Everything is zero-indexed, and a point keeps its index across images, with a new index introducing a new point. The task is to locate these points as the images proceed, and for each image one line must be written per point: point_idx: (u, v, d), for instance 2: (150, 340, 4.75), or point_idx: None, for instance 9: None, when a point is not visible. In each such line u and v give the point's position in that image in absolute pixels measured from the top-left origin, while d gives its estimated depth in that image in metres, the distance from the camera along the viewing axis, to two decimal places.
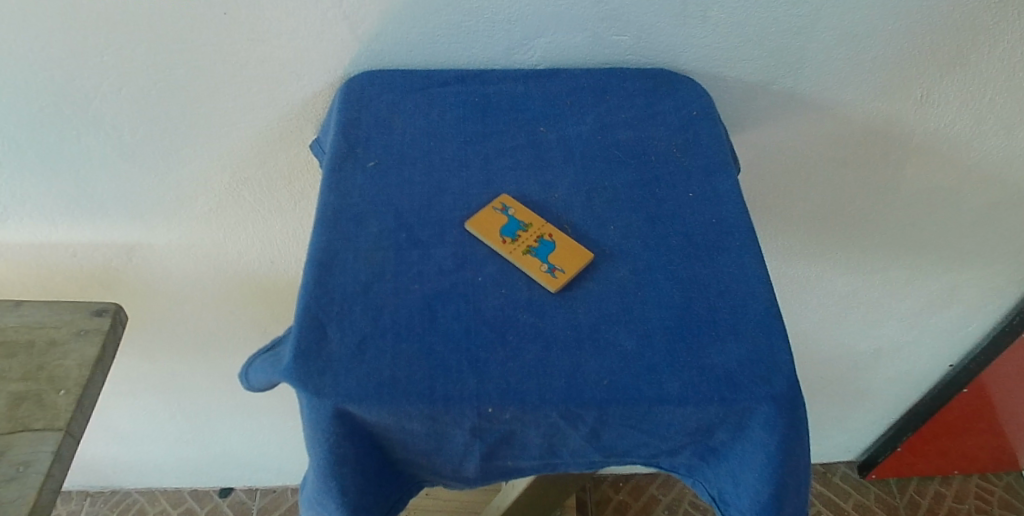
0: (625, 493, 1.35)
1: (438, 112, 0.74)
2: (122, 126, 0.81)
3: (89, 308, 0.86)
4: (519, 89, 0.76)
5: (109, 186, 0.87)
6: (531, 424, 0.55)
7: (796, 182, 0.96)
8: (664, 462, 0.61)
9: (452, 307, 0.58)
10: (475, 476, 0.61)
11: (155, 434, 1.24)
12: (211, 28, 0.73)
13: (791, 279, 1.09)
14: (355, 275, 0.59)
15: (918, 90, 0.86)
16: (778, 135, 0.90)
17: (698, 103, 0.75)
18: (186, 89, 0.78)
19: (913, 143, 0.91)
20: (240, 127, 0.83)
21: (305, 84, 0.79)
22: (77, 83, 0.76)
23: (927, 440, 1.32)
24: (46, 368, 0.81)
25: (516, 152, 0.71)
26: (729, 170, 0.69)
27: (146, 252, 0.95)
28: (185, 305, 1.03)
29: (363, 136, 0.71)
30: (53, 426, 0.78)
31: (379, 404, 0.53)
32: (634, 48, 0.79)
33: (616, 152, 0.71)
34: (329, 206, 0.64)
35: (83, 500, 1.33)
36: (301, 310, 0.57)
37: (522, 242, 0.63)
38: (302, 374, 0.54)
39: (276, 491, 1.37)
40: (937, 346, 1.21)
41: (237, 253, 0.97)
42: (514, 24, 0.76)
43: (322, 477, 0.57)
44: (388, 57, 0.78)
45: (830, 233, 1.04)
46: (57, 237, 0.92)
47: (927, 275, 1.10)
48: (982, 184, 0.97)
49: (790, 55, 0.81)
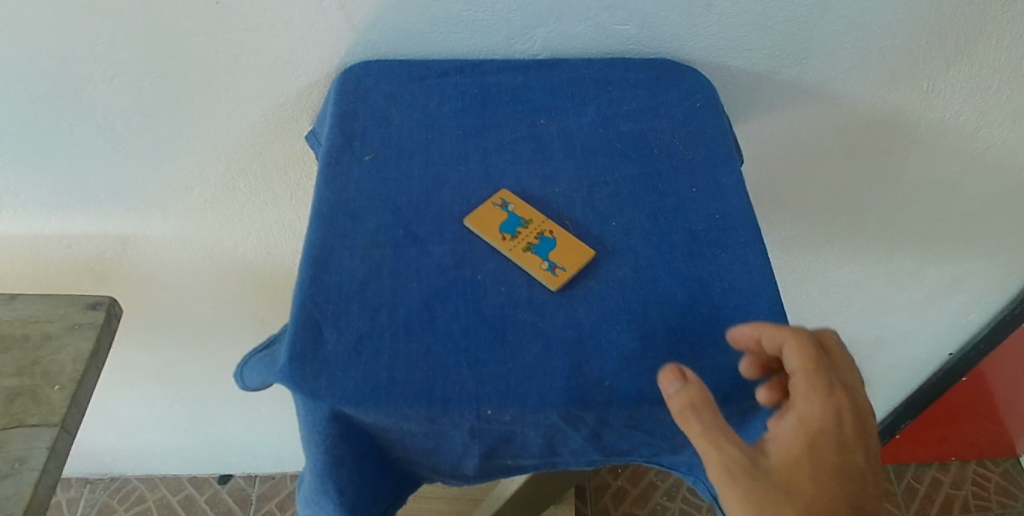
0: (624, 479, 1.35)
1: (436, 104, 0.72)
2: (114, 117, 0.79)
3: (84, 301, 0.85)
4: (519, 80, 0.75)
5: (103, 178, 0.86)
6: (531, 425, 0.54)
7: (799, 173, 0.95)
8: (666, 460, 0.61)
9: (450, 306, 0.57)
10: (474, 474, 0.61)
11: (154, 422, 1.23)
12: (203, 18, 0.71)
13: (792, 268, 1.08)
14: (352, 273, 0.58)
15: (924, 79, 0.84)
16: (782, 125, 0.88)
17: (701, 94, 0.74)
18: (179, 79, 0.76)
19: (917, 133, 0.90)
20: (234, 117, 0.81)
21: (302, 74, 0.78)
22: (67, 74, 0.74)
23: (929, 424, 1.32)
24: (41, 362, 0.80)
25: (516, 145, 0.70)
26: (732, 164, 0.67)
27: (140, 243, 0.94)
28: (182, 295, 1.02)
29: (359, 128, 0.69)
30: (49, 422, 0.77)
31: (376, 407, 0.52)
32: (638, 37, 0.78)
33: (618, 145, 0.70)
34: (325, 202, 0.63)
35: (83, 487, 1.33)
36: (297, 309, 0.56)
37: (522, 239, 0.62)
38: (297, 376, 0.53)
39: (274, 478, 1.37)
40: (939, 335, 1.20)
41: (233, 244, 0.95)
42: (513, 13, 0.74)
43: (320, 476, 0.56)
44: (384, 46, 0.76)
45: (832, 223, 1.03)
46: (51, 229, 0.91)
47: (929, 264, 1.09)
48: (987, 175, 0.96)
49: (796, 44, 0.79)
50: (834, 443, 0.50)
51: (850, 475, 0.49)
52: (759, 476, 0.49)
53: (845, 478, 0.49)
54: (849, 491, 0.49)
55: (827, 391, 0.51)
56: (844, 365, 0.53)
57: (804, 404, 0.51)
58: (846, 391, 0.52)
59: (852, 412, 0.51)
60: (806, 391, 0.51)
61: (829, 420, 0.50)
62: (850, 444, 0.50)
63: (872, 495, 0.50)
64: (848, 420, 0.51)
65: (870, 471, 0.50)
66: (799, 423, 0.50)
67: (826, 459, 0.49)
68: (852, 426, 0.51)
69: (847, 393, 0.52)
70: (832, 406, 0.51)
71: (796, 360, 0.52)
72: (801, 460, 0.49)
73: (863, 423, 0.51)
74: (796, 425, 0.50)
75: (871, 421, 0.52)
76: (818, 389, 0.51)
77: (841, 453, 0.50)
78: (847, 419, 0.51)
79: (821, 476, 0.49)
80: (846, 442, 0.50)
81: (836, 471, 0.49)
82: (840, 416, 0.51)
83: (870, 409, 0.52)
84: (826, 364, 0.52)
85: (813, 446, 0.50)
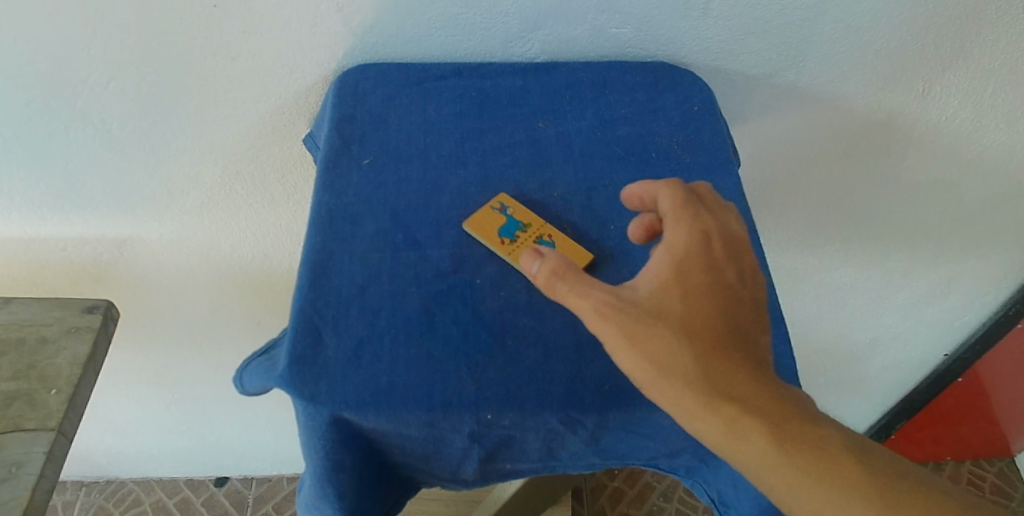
0: (620, 480, 1.35)
1: (435, 107, 0.72)
2: (111, 120, 0.79)
3: (80, 305, 0.85)
4: (517, 83, 0.75)
5: (99, 181, 0.85)
6: (531, 429, 0.55)
7: (796, 175, 0.95)
8: (664, 464, 0.61)
9: (450, 311, 0.57)
10: (473, 478, 0.61)
11: (150, 425, 1.23)
12: (200, 21, 0.71)
13: (789, 270, 1.08)
14: (351, 277, 0.58)
15: (920, 83, 0.85)
16: (779, 128, 0.89)
17: (699, 97, 0.74)
18: (176, 82, 0.76)
19: (913, 135, 0.90)
20: (232, 120, 0.81)
21: (300, 77, 0.78)
22: (64, 77, 0.74)
23: (928, 422, 1.33)
24: (37, 366, 0.80)
25: (514, 149, 0.70)
26: (730, 168, 0.68)
27: (137, 245, 0.94)
28: (179, 298, 1.01)
29: (358, 131, 0.69)
30: (46, 426, 0.77)
31: (376, 412, 0.52)
32: (636, 40, 0.78)
33: (616, 148, 0.70)
34: (324, 206, 0.63)
35: (78, 491, 1.32)
36: (296, 313, 0.56)
37: (522, 243, 0.61)
38: (297, 381, 0.53)
39: (271, 480, 1.36)
40: (934, 337, 1.21)
41: (230, 246, 0.95)
42: (511, 16, 0.74)
43: (319, 481, 0.56)
44: (382, 49, 0.76)
45: (828, 225, 1.03)
46: (47, 232, 0.90)
47: (925, 266, 1.10)
48: (982, 178, 0.96)
49: (793, 47, 0.80)
50: (704, 266, 0.53)
51: (725, 295, 0.52)
52: (634, 309, 0.51)
53: (719, 297, 0.52)
54: (724, 312, 0.52)
55: (691, 218, 0.55)
56: (716, 207, 0.56)
57: (673, 234, 0.54)
58: (710, 219, 0.55)
59: (719, 238, 0.54)
60: (674, 223, 0.55)
61: (695, 246, 0.54)
62: (719, 264, 0.53)
63: (745, 314, 0.52)
64: (715, 242, 0.54)
65: (742, 294, 0.53)
66: (667, 252, 0.54)
67: (697, 282, 0.52)
68: (720, 248, 0.54)
69: (713, 224, 0.55)
70: (697, 229, 0.54)
71: (667, 198, 0.56)
72: (673, 286, 0.52)
73: (734, 247, 0.54)
74: (666, 255, 0.54)
75: (744, 246, 0.55)
76: (683, 218, 0.55)
77: (710, 273, 0.53)
78: (712, 241, 0.54)
79: (694, 301, 0.52)
80: (716, 265, 0.53)
81: (709, 292, 0.52)
82: (704, 240, 0.54)
83: (738, 238, 0.55)
84: (696, 201, 0.56)
85: (683, 271, 0.53)
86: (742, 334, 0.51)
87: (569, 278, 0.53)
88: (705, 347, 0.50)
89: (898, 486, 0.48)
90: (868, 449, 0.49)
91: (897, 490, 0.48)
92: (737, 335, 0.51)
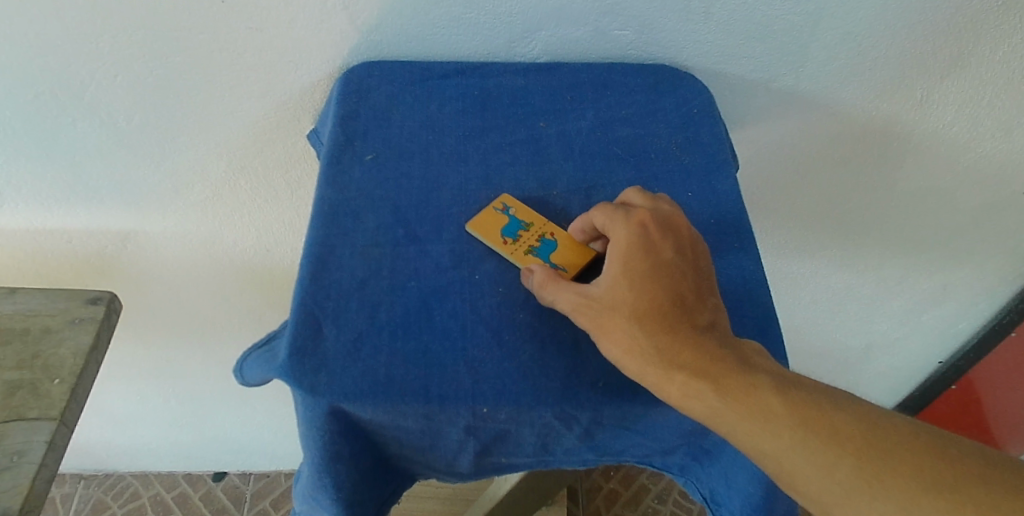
0: (616, 482, 1.36)
1: (437, 105, 0.73)
2: (118, 113, 0.80)
3: (83, 296, 0.86)
4: (520, 82, 0.76)
5: (104, 174, 0.86)
6: (526, 423, 0.55)
7: (794, 179, 0.96)
8: (658, 461, 0.62)
9: (448, 305, 0.58)
10: (468, 471, 0.62)
11: (149, 418, 1.24)
12: (207, 16, 0.72)
13: (786, 273, 1.09)
14: (352, 271, 0.59)
15: (918, 89, 0.85)
16: (778, 132, 0.90)
17: (698, 100, 0.75)
18: (182, 77, 0.77)
19: (911, 141, 0.91)
20: (238, 116, 0.82)
21: (304, 74, 0.79)
22: (73, 70, 0.75)
23: None
24: (40, 356, 0.81)
25: (514, 148, 0.70)
26: (728, 170, 0.69)
27: (141, 239, 0.95)
28: (181, 292, 1.02)
29: (361, 127, 0.70)
30: (48, 415, 0.77)
31: (374, 403, 0.53)
32: (637, 42, 0.79)
33: (615, 148, 0.70)
34: (326, 200, 0.63)
35: (77, 483, 1.33)
36: (297, 305, 0.57)
37: (523, 242, 0.62)
38: (296, 372, 0.54)
39: (269, 476, 1.37)
40: (930, 343, 1.21)
41: (233, 241, 0.96)
42: (514, 17, 0.75)
43: (317, 471, 0.57)
44: (387, 47, 0.77)
45: (826, 229, 1.04)
46: (52, 224, 0.91)
47: (922, 272, 1.10)
48: (979, 186, 0.97)
49: (793, 52, 0.80)
50: (642, 252, 0.57)
51: (666, 270, 0.56)
52: (591, 301, 0.55)
53: (661, 275, 0.56)
54: (667, 287, 0.55)
55: (626, 215, 0.60)
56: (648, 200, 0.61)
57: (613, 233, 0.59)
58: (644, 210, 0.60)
59: (654, 222, 0.59)
60: (611, 222, 0.60)
61: (634, 237, 0.58)
62: (657, 245, 0.58)
63: (689, 287, 0.56)
64: (651, 228, 0.58)
65: (685, 268, 0.57)
66: (615, 247, 0.58)
67: (638, 268, 0.56)
68: (656, 231, 0.58)
69: (646, 213, 0.59)
70: (632, 221, 0.59)
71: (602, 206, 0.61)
72: (619, 273, 0.56)
73: (669, 227, 0.59)
74: (613, 249, 0.58)
75: (680, 223, 0.59)
76: (617, 217, 0.60)
77: (650, 255, 0.57)
78: (647, 227, 0.58)
79: (639, 282, 0.56)
80: (654, 248, 0.57)
81: (652, 271, 0.56)
82: (642, 228, 0.58)
83: (671, 218, 0.59)
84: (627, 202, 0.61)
85: (625, 263, 0.57)
86: (684, 303, 0.55)
87: (548, 283, 0.57)
88: (652, 320, 0.54)
89: (829, 417, 0.50)
90: (801, 386, 0.52)
91: (828, 421, 0.50)
92: (681, 304, 0.55)
